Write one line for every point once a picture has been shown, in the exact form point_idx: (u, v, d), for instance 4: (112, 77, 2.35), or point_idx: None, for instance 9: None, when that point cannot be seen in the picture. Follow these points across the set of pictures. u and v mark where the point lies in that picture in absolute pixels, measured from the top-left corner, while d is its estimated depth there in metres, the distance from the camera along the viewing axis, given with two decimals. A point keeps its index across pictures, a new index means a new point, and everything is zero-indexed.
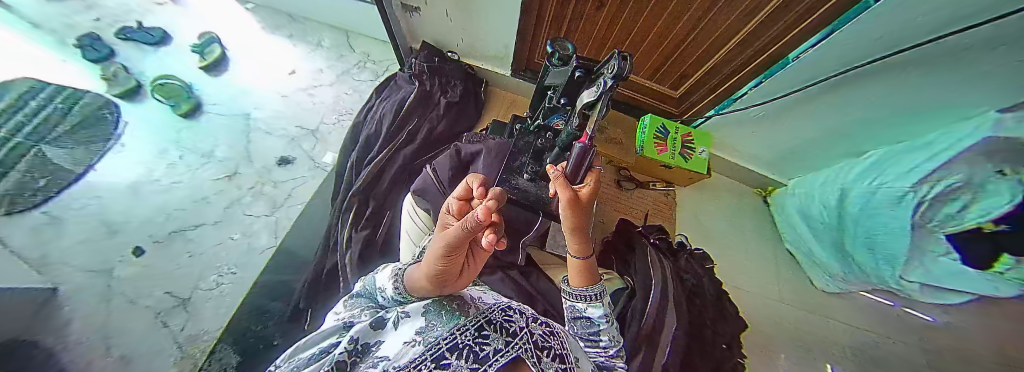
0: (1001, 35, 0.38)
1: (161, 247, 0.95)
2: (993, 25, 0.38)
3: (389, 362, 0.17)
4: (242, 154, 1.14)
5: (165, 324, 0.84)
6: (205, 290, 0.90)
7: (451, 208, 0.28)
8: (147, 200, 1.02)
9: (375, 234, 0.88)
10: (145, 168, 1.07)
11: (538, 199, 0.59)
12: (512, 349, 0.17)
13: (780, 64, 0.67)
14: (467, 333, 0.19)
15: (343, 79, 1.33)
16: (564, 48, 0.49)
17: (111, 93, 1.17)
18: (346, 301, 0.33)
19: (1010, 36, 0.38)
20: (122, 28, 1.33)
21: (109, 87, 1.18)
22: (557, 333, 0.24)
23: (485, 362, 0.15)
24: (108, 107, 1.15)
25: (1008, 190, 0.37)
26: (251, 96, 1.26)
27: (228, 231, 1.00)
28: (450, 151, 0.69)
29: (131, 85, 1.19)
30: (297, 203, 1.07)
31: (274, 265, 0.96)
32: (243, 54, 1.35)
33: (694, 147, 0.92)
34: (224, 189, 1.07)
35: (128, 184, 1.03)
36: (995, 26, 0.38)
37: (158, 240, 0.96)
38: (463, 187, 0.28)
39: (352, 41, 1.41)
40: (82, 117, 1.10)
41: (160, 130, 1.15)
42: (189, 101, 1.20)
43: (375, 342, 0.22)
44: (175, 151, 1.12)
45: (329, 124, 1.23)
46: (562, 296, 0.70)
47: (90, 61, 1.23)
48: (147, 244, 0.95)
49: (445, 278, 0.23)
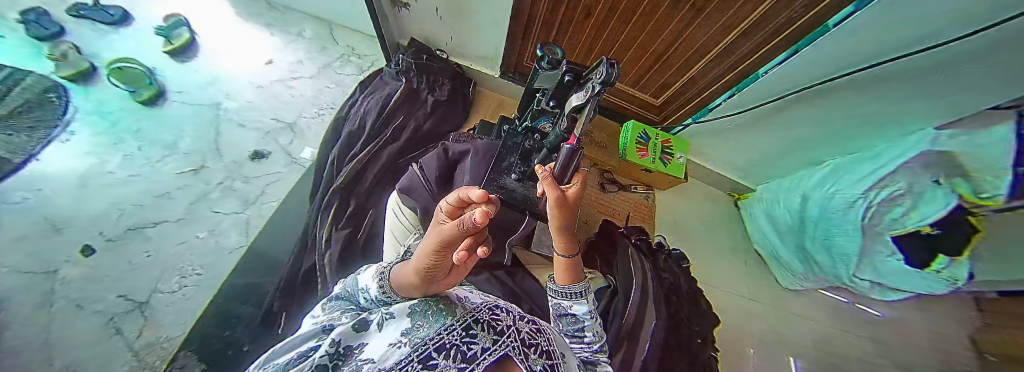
0: (949, 57, 0.43)
1: (114, 247, 0.87)
2: (946, 47, 0.42)
3: (374, 364, 0.16)
4: (210, 147, 1.06)
5: (119, 330, 0.76)
6: (165, 293, 0.83)
7: (445, 209, 0.26)
8: (99, 194, 0.92)
9: (356, 233, 0.85)
10: (98, 159, 0.97)
11: (524, 199, 0.58)
12: (500, 347, 0.17)
13: (751, 78, 0.72)
14: (455, 333, 0.18)
15: (324, 71, 1.27)
16: (553, 52, 0.51)
17: (58, 74, 1.06)
18: (325, 304, 0.32)
19: (957, 59, 0.42)
20: (75, 5, 1.20)
21: (56, 68, 1.06)
22: (543, 330, 0.24)
23: (473, 361, 0.15)
24: (56, 90, 1.04)
25: (943, 197, 0.45)
26: (223, 84, 1.18)
27: (193, 230, 0.93)
28: (437, 150, 0.68)
29: (84, 67, 1.08)
30: (270, 200, 1.01)
31: (244, 266, 0.90)
32: (214, 40, 1.26)
33: (673, 152, 0.96)
34: (189, 184, 0.99)
35: (77, 175, 0.93)
36: (947, 49, 0.42)
37: (111, 238, 0.88)
38: (456, 200, 0.25)
39: (336, 33, 1.36)
40: (25, 100, 0.99)
41: (114, 117, 1.05)
42: (152, 88, 1.10)
43: (357, 345, 0.21)
44: (133, 141, 1.03)
45: (309, 118, 1.18)
46: (547, 295, 0.71)
47: (34, 38, 1.10)
48: (98, 242, 0.86)
49: (434, 275, 0.23)
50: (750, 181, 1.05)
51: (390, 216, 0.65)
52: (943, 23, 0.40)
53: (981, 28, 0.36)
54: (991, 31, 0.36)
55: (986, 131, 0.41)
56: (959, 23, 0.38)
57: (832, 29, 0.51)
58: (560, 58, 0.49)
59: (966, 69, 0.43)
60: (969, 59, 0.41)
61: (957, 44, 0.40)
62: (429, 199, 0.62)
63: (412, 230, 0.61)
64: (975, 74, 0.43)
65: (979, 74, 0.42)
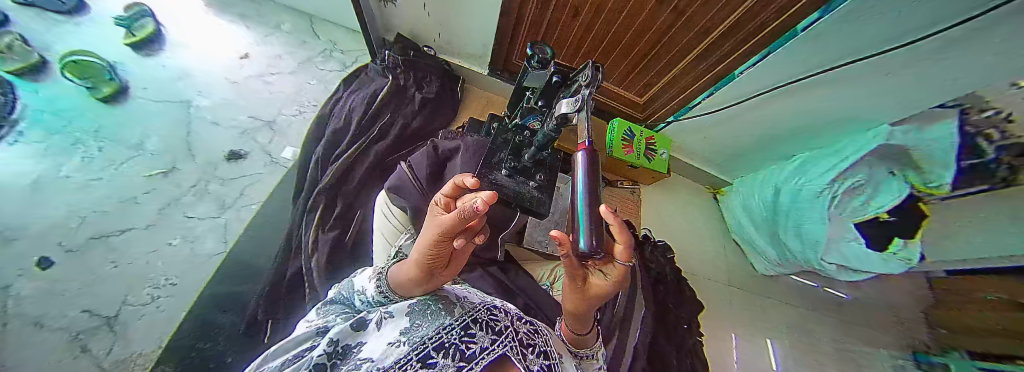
0: (913, 56, 0.46)
1: (70, 257, 0.76)
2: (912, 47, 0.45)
3: (373, 363, 0.17)
4: (182, 147, 0.99)
5: (83, 350, 0.67)
6: (136, 307, 0.75)
7: (440, 202, 0.28)
8: (49, 198, 0.80)
9: (344, 235, 0.83)
10: (39, 161, 0.83)
11: (515, 196, 0.53)
12: (497, 347, 0.19)
13: (727, 79, 0.75)
14: (453, 332, 0.20)
15: (304, 67, 1.22)
16: (543, 50, 0.50)
17: (1, 68, 0.91)
18: (319, 308, 0.30)
19: (920, 58, 0.46)
20: None
21: (0, 62, 0.92)
22: (539, 334, 0.24)
23: (471, 361, 0.17)
24: (0, 85, 0.89)
25: (897, 187, 0.56)
26: (191, 80, 1.10)
27: (165, 236, 0.85)
28: (426, 148, 0.66)
29: (33, 61, 0.95)
30: (249, 203, 0.96)
31: (222, 274, 0.86)
32: (181, 31, 1.17)
33: (656, 149, 0.98)
34: (159, 188, 0.91)
35: (22, 178, 0.80)
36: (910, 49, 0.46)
37: (70, 248, 0.77)
38: (452, 184, 0.27)
39: (316, 28, 1.30)
40: None
41: (70, 114, 0.92)
42: (114, 84, 1.00)
43: (354, 344, 0.22)
44: (93, 141, 0.91)
45: (289, 115, 1.13)
46: (540, 288, 0.72)
47: None
48: (56, 254, 0.75)
49: (434, 268, 0.25)
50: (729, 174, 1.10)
51: (380, 215, 0.66)
52: (914, 21, 0.42)
53: (949, 26, 0.39)
54: (957, 29, 0.39)
55: (929, 129, 0.51)
56: (922, 23, 0.42)
57: (800, 34, 0.55)
58: (550, 58, 0.48)
59: (922, 68, 0.47)
60: (928, 57, 0.45)
61: (922, 43, 0.44)
62: (420, 197, 0.60)
63: (402, 229, 0.62)
64: (934, 71, 0.46)
65: (937, 71, 0.46)
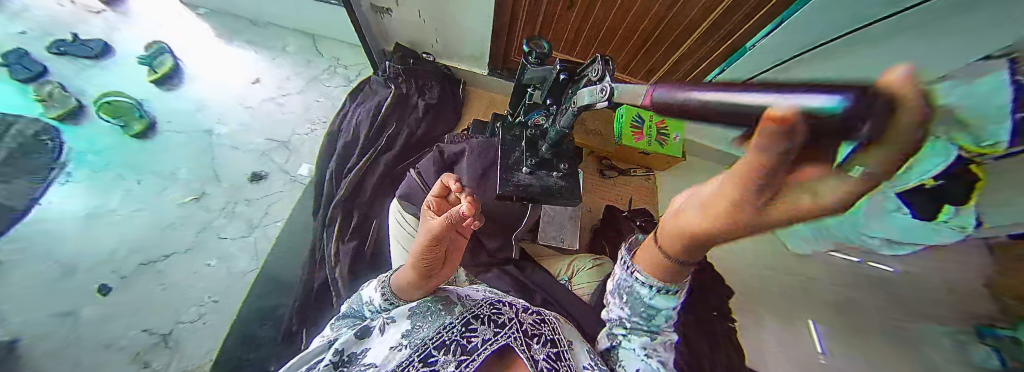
0: None
1: (128, 284, 0.87)
2: None
3: (382, 367, 0.31)
4: (209, 173, 1.06)
5: (148, 364, 0.79)
6: (187, 324, 0.84)
7: (431, 205, 0.38)
8: (102, 232, 0.91)
9: (363, 245, 0.86)
10: (102, 196, 0.96)
11: (545, 191, 0.55)
12: (498, 338, 0.33)
13: (739, 53, 0.71)
14: (452, 332, 0.33)
15: (312, 85, 1.26)
16: (540, 46, 0.52)
17: (49, 115, 1.04)
18: (335, 321, 0.40)
19: None
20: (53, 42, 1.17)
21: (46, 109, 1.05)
22: (548, 319, 0.37)
23: (471, 354, 0.31)
24: (49, 132, 1.02)
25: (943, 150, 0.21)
26: (209, 110, 1.16)
27: (202, 259, 0.93)
28: (432, 153, 0.67)
29: (72, 106, 1.06)
30: (275, 221, 1.02)
31: (257, 291, 0.91)
32: (198, 63, 1.24)
33: (669, 133, 0.94)
34: (193, 213, 0.99)
35: (82, 214, 0.93)
36: None
37: (125, 275, 0.88)
38: (440, 186, 0.37)
39: (320, 46, 1.34)
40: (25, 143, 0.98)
41: (112, 151, 1.03)
42: (143, 120, 1.09)
43: (359, 351, 0.34)
44: (132, 175, 1.01)
45: (302, 135, 1.17)
46: (559, 283, 0.70)
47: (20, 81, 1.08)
48: (113, 281, 0.86)
49: (431, 269, 0.35)
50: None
51: (394, 224, 0.68)
52: None
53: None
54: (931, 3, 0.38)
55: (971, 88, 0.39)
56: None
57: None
58: (546, 54, 0.50)
59: None
60: None
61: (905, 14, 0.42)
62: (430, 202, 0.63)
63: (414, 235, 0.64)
64: None
65: None
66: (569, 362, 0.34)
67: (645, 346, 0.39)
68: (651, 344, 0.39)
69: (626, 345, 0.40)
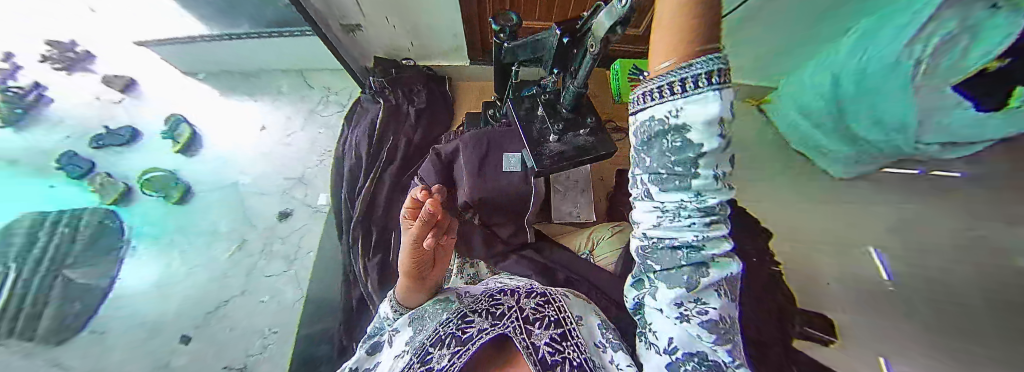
0: None
1: (202, 331, 0.94)
2: None
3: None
4: (242, 221, 1.12)
5: None
6: (256, 355, 0.97)
7: (406, 214, 0.41)
8: (171, 292, 0.96)
9: (388, 257, 0.91)
10: (165, 262, 0.98)
11: (578, 151, 0.59)
12: (493, 328, 0.36)
13: None
14: (448, 327, 0.37)
15: (312, 119, 1.34)
16: (507, 18, 0.53)
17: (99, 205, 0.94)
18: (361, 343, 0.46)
19: None
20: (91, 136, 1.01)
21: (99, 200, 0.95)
22: (552, 300, 0.40)
23: (466, 344, 0.35)
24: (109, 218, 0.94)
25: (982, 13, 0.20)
26: (237, 163, 1.20)
27: (256, 296, 1.04)
28: (431, 157, 0.75)
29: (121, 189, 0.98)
30: (308, 251, 1.14)
31: (309, 314, 1.04)
32: (207, 118, 1.22)
33: None
34: (241, 260, 1.07)
35: (156, 282, 0.95)
36: None
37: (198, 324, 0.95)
38: (411, 199, 0.39)
39: (309, 78, 1.38)
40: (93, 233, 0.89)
41: (164, 221, 1.02)
42: (178, 186, 1.06)
43: (371, 365, 0.41)
44: (183, 238, 1.03)
45: (313, 168, 1.27)
46: (581, 260, 0.71)
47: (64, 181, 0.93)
48: (191, 331, 0.94)
49: (423, 270, 0.42)
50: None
51: None
52: None
53: None
54: None
55: None
56: None
57: None
58: (517, 24, 0.52)
59: None
60: None
61: None
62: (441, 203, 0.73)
63: None
64: None
65: None
66: (573, 338, 0.36)
67: (668, 274, 0.26)
68: (681, 275, 0.25)
69: (650, 269, 0.28)
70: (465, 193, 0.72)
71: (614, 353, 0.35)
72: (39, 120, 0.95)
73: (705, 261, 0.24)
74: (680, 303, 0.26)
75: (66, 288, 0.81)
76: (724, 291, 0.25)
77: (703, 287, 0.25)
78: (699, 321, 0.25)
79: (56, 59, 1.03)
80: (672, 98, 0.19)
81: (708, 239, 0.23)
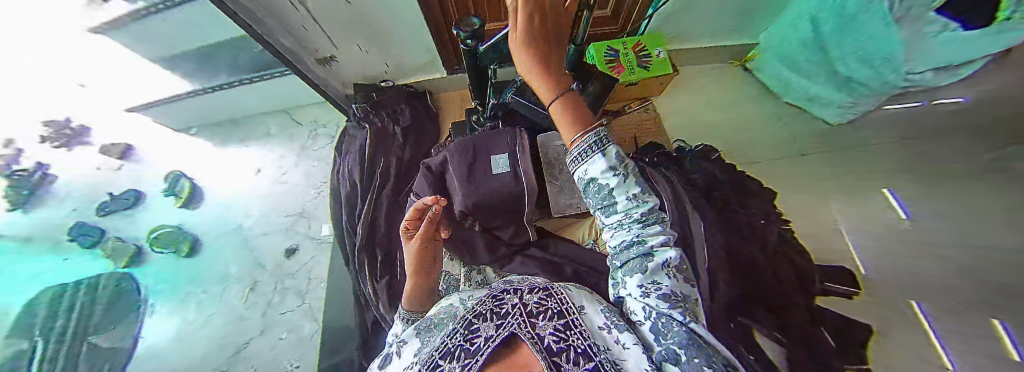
0: None
1: None
2: None
3: None
4: (252, 263, 1.15)
5: None
6: None
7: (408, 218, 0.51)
8: (192, 340, 0.98)
9: (395, 277, 0.91)
10: (181, 315, 0.99)
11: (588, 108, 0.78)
12: (500, 332, 0.29)
13: None
14: (455, 337, 0.31)
15: (303, 156, 1.42)
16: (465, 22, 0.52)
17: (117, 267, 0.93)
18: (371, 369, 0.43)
19: None
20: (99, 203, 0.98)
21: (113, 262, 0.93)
22: (554, 294, 0.36)
23: (473, 353, 0.28)
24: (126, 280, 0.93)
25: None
26: (237, 207, 1.23)
27: (275, 334, 1.06)
28: (422, 171, 0.76)
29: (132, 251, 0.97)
30: (320, 283, 1.18)
31: (328, 345, 1.05)
32: (202, 170, 1.24)
33: (650, 52, 0.91)
34: (256, 301, 1.09)
35: (173, 334, 0.95)
36: None
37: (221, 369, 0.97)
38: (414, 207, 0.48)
39: (295, 117, 1.45)
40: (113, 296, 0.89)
41: (182, 276, 1.03)
42: (187, 239, 1.07)
43: None
44: (195, 288, 1.04)
45: (311, 201, 1.33)
46: (583, 249, 0.74)
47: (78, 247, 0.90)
48: None
49: (428, 263, 0.53)
50: (743, 35, 1.02)
51: None
52: None
53: None
54: None
55: None
56: None
57: None
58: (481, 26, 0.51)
59: None
60: None
61: None
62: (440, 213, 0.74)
63: None
64: None
65: None
66: (576, 326, 0.31)
67: (628, 267, 0.31)
68: (635, 265, 0.30)
69: (617, 266, 0.34)
70: (461, 201, 0.71)
71: (620, 333, 0.31)
72: (45, 199, 0.89)
73: (648, 251, 0.29)
74: (641, 284, 0.29)
75: (92, 353, 0.81)
76: (675, 273, 0.29)
77: (654, 270, 0.29)
78: (656, 295, 0.28)
79: (55, 137, 0.94)
80: (583, 163, 0.32)
81: (647, 234, 0.30)
